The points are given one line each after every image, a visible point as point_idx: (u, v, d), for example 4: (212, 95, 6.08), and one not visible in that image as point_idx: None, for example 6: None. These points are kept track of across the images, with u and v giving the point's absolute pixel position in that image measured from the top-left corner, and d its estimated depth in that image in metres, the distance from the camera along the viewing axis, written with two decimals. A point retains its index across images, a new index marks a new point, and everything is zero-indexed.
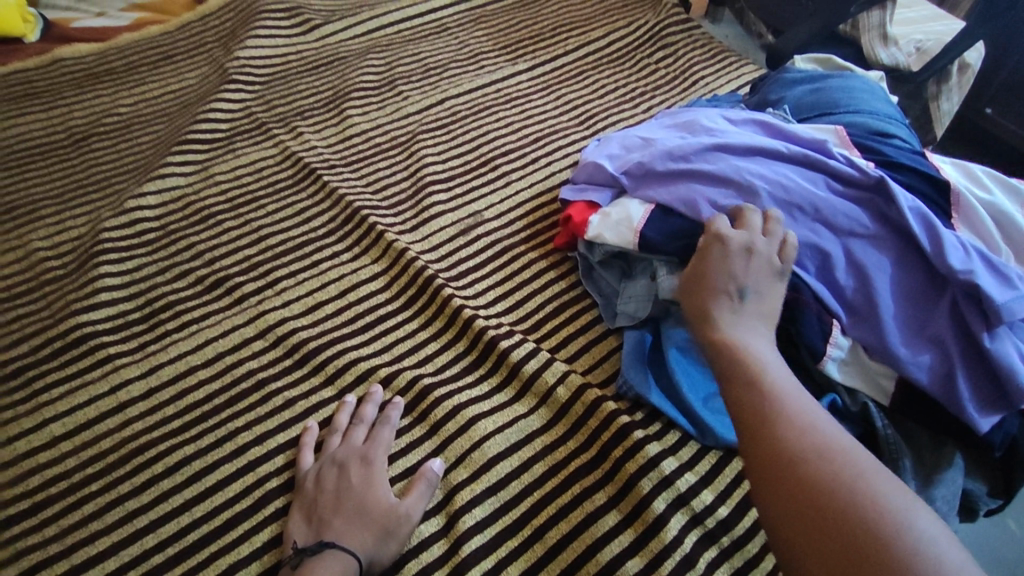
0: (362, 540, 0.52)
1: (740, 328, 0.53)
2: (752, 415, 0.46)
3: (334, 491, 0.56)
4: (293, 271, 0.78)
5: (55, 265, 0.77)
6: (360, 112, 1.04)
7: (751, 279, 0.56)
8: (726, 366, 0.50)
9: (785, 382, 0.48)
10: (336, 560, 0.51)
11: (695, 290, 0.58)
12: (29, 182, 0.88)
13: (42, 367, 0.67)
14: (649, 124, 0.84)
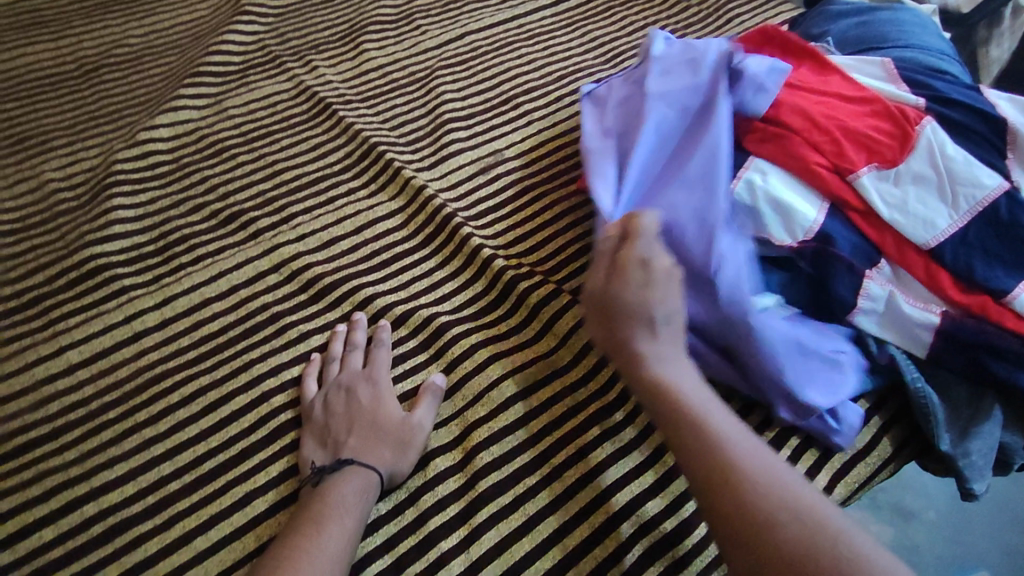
0: (380, 453, 0.54)
1: (669, 367, 0.49)
2: (704, 473, 0.44)
3: (344, 412, 0.56)
4: (308, 206, 0.76)
5: (68, 196, 0.76)
6: (376, 46, 0.99)
7: (673, 301, 0.51)
8: (667, 416, 0.47)
9: (715, 414, 0.46)
10: (359, 477, 0.52)
11: (612, 321, 0.51)
12: (40, 112, 0.86)
13: (59, 297, 0.66)
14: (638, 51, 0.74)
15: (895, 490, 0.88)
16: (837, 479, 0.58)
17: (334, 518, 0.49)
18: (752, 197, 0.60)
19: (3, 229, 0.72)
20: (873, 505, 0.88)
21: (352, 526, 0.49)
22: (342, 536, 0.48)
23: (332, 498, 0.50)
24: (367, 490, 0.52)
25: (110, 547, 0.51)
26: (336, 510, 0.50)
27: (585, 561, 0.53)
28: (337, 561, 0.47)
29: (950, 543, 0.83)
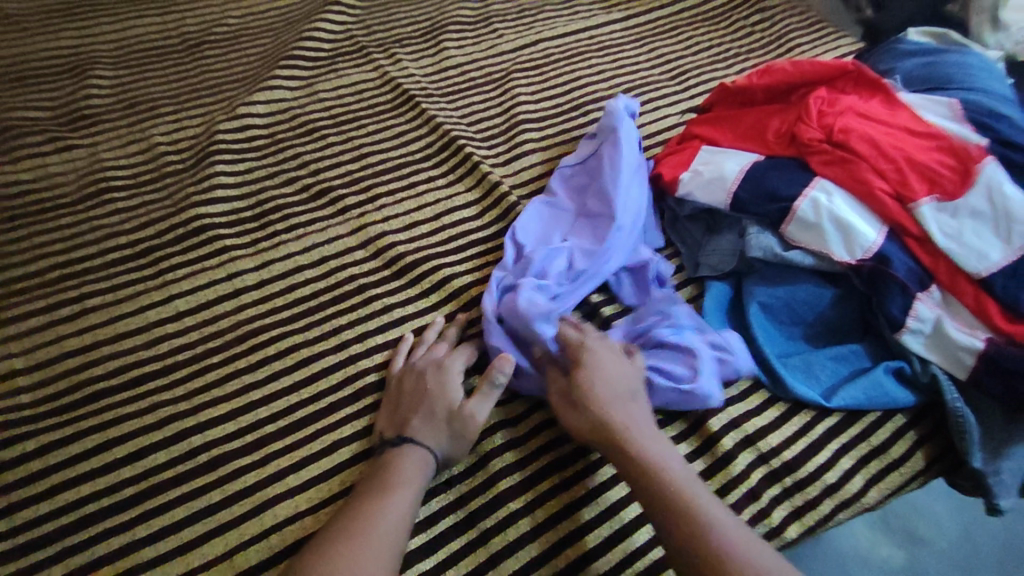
0: (431, 439, 0.56)
1: (646, 443, 0.53)
2: (696, 552, 0.46)
3: (410, 396, 0.60)
4: (391, 189, 0.81)
5: (175, 160, 0.82)
6: (455, 45, 1.05)
7: (628, 386, 0.57)
8: (649, 494, 0.50)
9: (680, 473, 0.51)
10: (414, 457, 0.55)
11: (580, 403, 0.56)
12: (148, 81, 0.93)
13: (167, 250, 0.73)
14: (626, 134, 0.78)
15: (909, 515, 0.90)
16: (873, 483, 0.61)
17: (395, 492, 0.52)
18: (818, 216, 0.65)
19: (118, 184, 0.79)
20: (885, 527, 0.89)
21: (409, 501, 0.52)
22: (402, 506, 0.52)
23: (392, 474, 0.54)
24: (421, 471, 0.55)
25: (214, 475, 0.57)
26: (393, 486, 0.53)
27: (637, 533, 0.57)
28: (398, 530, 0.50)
29: (958, 573, 0.85)
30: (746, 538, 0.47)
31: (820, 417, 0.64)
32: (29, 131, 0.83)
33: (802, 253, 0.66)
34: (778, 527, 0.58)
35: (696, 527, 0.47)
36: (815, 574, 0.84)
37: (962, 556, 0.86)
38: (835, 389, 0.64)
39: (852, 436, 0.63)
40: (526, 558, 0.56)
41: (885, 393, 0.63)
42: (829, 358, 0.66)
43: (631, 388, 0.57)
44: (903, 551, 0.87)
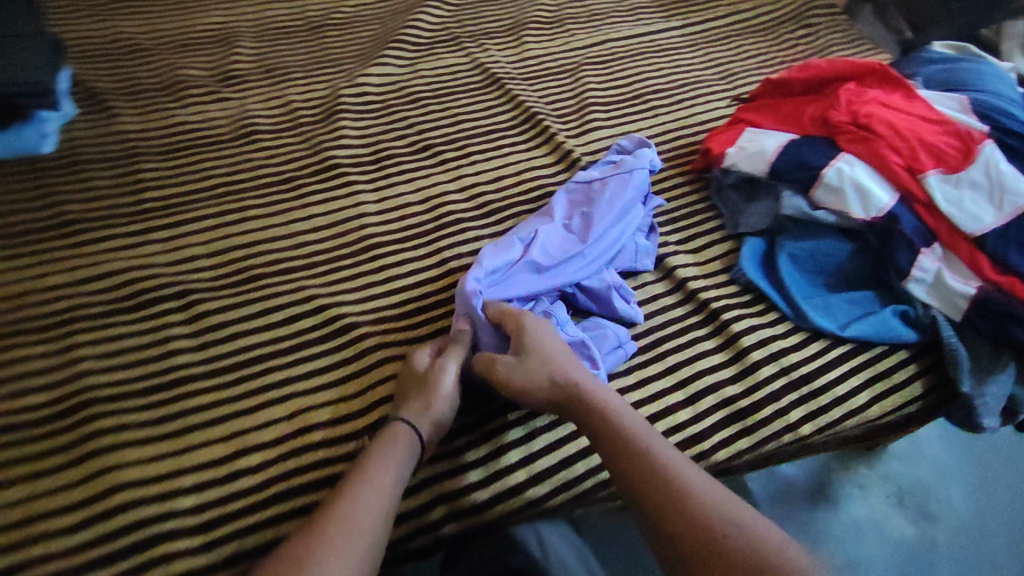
0: (420, 425, 0.60)
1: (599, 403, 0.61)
2: (660, 488, 0.55)
3: (412, 381, 0.64)
4: (483, 150, 0.98)
5: (306, 114, 0.99)
6: (535, 41, 1.22)
7: (569, 358, 0.64)
8: (612, 448, 0.58)
9: (635, 426, 0.60)
10: (400, 436, 0.59)
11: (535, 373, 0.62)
12: (281, 52, 1.10)
13: (304, 179, 0.89)
14: (642, 177, 0.85)
15: (920, 496, 1.08)
16: (876, 398, 0.74)
17: (372, 480, 0.54)
18: (840, 181, 0.79)
19: (263, 128, 0.95)
20: (901, 504, 1.06)
21: (391, 479, 0.55)
22: (384, 485, 0.54)
23: (371, 463, 0.56)
24: (404, 453, 0.57)
25: (345, 340, 0.71)
26: (378, 466, 0.56)
27: (679, 413, 0.70)
28: (381, 510, 0.52)
29: (962, 546, 1.02)
30: (694, 473, 0.56)
31: (835, 345, 0.77)
32: (191, 84, 1.01)
33: (827, 213, 0.80)
34: (795, 423, 0.71)
35: (657, 468, 0.56)
36: (843, 540, 1.02)
37: (966, 533, 1.04)
38: (849, 324, 0.78)
39: (861, 361, 0.76)
40: None
41: (890, 329, 0.76)
42: (845, 301, 0.79)
43: (567, 355, 0.64)
44: (916, 526, 1.04)
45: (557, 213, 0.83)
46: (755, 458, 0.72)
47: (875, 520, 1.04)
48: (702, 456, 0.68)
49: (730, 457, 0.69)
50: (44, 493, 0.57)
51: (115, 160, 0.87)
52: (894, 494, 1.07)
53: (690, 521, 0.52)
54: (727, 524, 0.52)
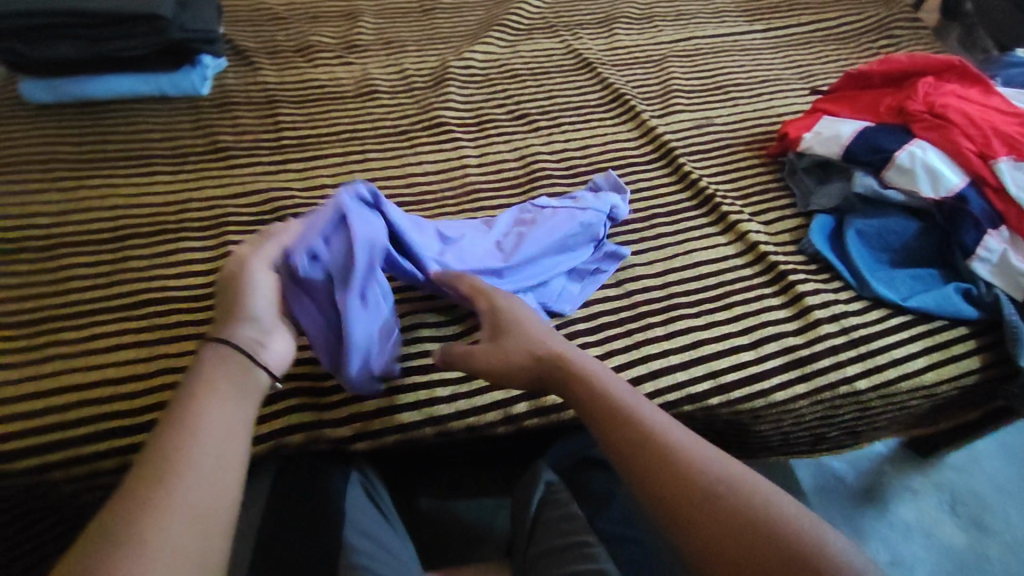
0: (240, 336, 0.53)
1: (585, 371, 0.61)
2: (648, 449, 0.54)
3: (230, 289, 0.56)
4: (573, 122, 1.07)
5: (418, 81, 1.11)
6: (625, 33, 1.30)
7: (551, 335, 0.65)
8: (598, 411, 0.58)
9: (623, 392, 0.59)
10: (219, 359, 0.51)
11: (518, 347, 0.63)
12: (397, 28, 1.23)
13: (415, 134, 1.00)
14: (593, 218, 0.83)
15: (977, 508, 1.10)
16: (934, 365, 0.79)
17: (216, 420, 0.47)
18: (912, 163, 0.84)
19: (381, 89, 1.08)
20: (955, 514, 1.09)
21: (234, 417, 0.48)
22: (226, 418, 0.47)
23: (207, 402, 0.48)
24: (243, 378, 0.51)
25: None
26: (220, 403, 0.48)
27: (742, 355, 0.77)
28: (229, 454, 0.45)
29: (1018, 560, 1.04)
30: (686, 438, 0.55)
31: (895, 314, 0.82)
32: (321, 48, 1.14)
33: (896, 192, 0.86)
34: (851, 377, 0.77)
35: (643, 431, 0.55)
36: (893, 541, 1.06)
37: None
38: (911, 297, 0.82)
39: (921, 331, 0.81)
40: (663, 348, 0.76)
41: (952, 304, 0.80)
42: (908, 276, 0.84)
43: (549, 334, 0.65)
44: (969, 537, 1.07)
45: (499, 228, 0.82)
46: (812, 406, 0.77)
47: (927, 527, 1.08)
48: (761, 395, 0.74)
49: (788, 400, 0.75)
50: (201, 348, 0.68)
51: (258, 105, 1.01)
52: (949, 503, 1.10)
53: (681, 479, 0.51)
54: (719, 483, 0.51)
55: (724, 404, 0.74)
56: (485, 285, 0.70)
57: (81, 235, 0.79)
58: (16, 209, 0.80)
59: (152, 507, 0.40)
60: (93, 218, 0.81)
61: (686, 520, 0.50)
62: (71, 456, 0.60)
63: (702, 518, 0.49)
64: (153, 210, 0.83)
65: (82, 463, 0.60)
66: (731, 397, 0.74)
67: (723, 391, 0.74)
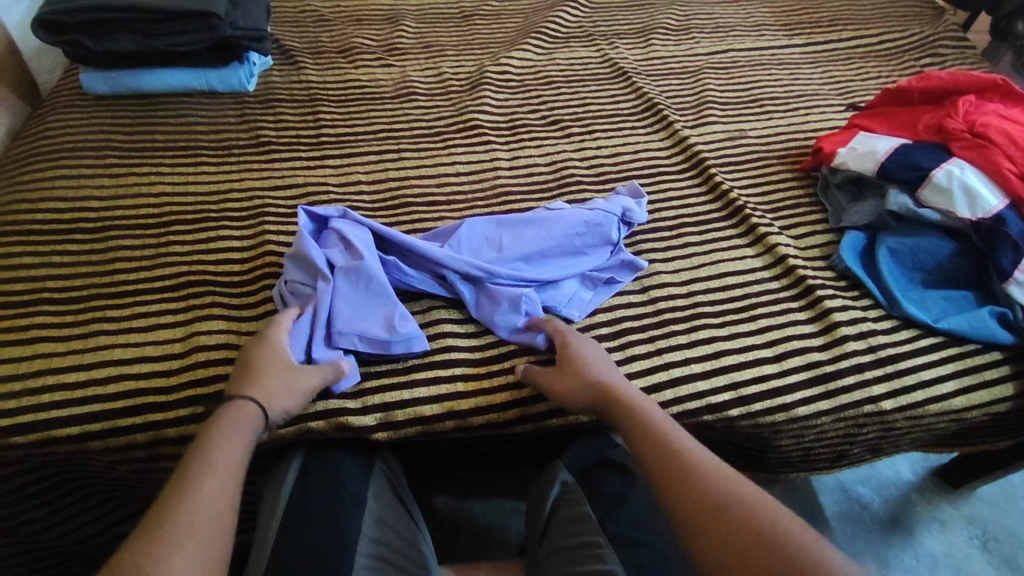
0: (273, 405, 0.59)
1: (632, 399, 0.64)
2: (677, 472, 0.56)
3: (272, 359, 0.62)
4: (605, 130, 1.08)
5: (455, 84, 1.13)
6: (661, 43, 1.31)
7: (609, 368, 0.68)
8: (637, 436, 0.60)
9: (662, 421, 0.61)
10: (248, 413, 0.57)
11: (574, 374, 0.66)
12: (437, 32, 1.26)
13: (449, 136, 1.02)
14: (602, 218, 0.84)
15: (1009, 545, 1.06)
16: (963, 390, 0.77)
17: (222, 451, 0.53)
18: (949, 183, 0.83)
19: (419, 91, 1.10)
20: (985, 549, 1.05)
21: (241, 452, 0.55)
22: (232, 466, 0.53)
23: (216, 436, 0.55)
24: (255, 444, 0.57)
25: None
26: (227, 435, 0.55)
27: (764, 367, 0.76)
28: (233, 480, 0.52)
29: None
30: (714, 465, 0.56)
31: (925, 336, 0.81)
32: (363, 50, 1.17)
33: (932, 211, 0.84)
34: (876, 396, 0.75)
35: (675, 456, 0.57)
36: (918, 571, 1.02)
37: None
38: (943, 318, 0.81)
39: (951, 354, 0.79)
40: (686, 356, 0.76)
41: (985, 327, 0.79)
42: (942, 298, 0.82)
43: (609, 368, 0.68)
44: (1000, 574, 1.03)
45: (509, 226, 0.83)
46: (835, 423, 0.76)
47: (955, 559, 1.04)
48: (783, 409, 0.74)
49: (811, 415, 0.74)
50: (235, 331, 0.71)
51: (300, 103, 1.04)
52: (979, 537, 1.07)
53: (704, 502, 0.53)
54: (737, 507, 0.51)
55: (744, 416, 0.73)
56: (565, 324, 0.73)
57: (128, 219, 0.83)
58: (71, 193, 0.85)
59: (163, 526, 0.46)
60: (141, 204, 0.85)
61: (709, 535, 0.51)
62: (109, 427, 0.63)
63: (725, 534, 0.50)
64: (197, 199, 0.86)
65: (118, 435, 0.63)
66: (752, 409, 0.73)
67: (744, 402, 0.74)
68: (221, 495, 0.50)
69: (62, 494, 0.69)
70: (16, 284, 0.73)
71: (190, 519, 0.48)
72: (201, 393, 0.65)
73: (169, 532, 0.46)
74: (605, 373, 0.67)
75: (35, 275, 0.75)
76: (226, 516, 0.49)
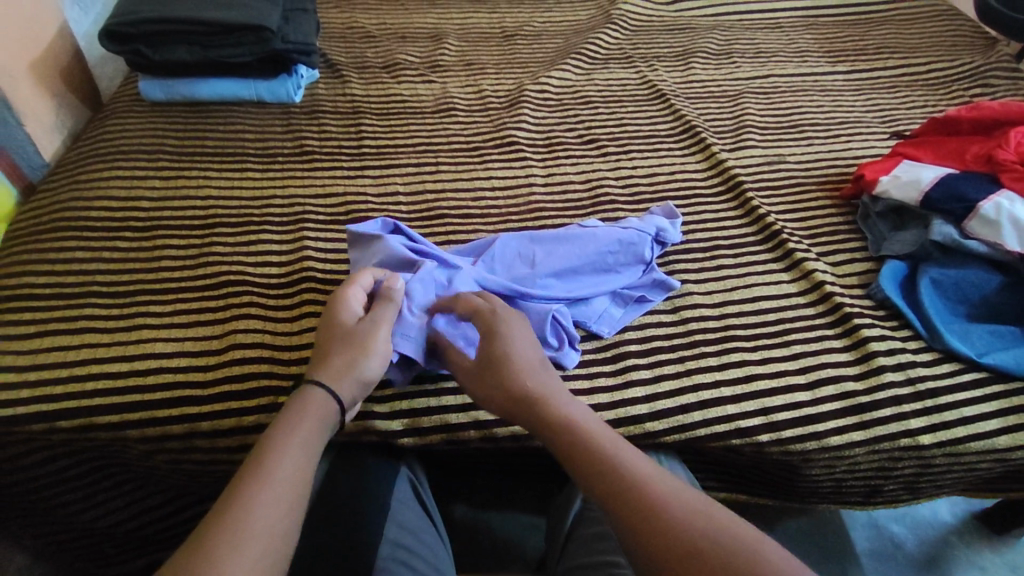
0: (342, 389, 0.59)
1: (570, 414, 0.59)
2: (629, 500, 0.51)
3: (342, 342, 0.61)
4: (642, 150, 1.08)
5: (494, 101, 1.15)
6: (702, 67, 1.31)
7: (540, 371, 0.62)
8: (577, 455, 0.55)
9: (605, 438, 0.56)
10: (318, 400, 0.57)
11: (505, 382, 0.61)
12: (478, 51, 1.29)
13: (486, 151, 1.04)
14: (635, 237, 0.84)
15: None
16: (1008, 429, 0.74)
17: (284, 454, 0.52)
18: (998, 215, 0.80)
19: (459, 107, 1.13)
20: None
21: (298, 455, 0.52)
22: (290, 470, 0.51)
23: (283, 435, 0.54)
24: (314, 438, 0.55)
25: None
26: (288, 438, 0.53)
27: (796, 394, 0.75)
28: (292, 485, 0.50)
29: None
30: (671, 488, 0.52)
31: (968, 371, 0.78)
32: (406, 66, 1.20)
33: (978, 243, 0.82)
34: (914, 431, 0.73)
35: (624, 479, 0.53)
36: None
37: None
38: (988, 354, 0.78)
39: (995, 391, 0.76)
40: (715, 378, 0.75)
41: None
42: (987, 332, 0.80)
43: (537, 368, 0.62)
44: None
45: (542, 240, 0.84)
46: (869, 455, 0.73)
47: None
48: (815, 437, 0.72)
49: (843, 446, 0.72)
50: (269, 331, 0.72)
51: (344, 114, 1.08)
52: None
53: (668, 536, 0.48)
54: (711, 541, 0.47)
55: (774, 443, 0.72)
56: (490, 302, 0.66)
57: (176, 219, 0.86)
58: (123, 192, 0.89)
59: (216, 535, 0.45)
60: (188, 206, 0.88)
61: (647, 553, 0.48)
62: (146, 418, 0.65)
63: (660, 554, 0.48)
64: (240, 203, 0.90)
65: (154, 426, 0.65)
66: (782, 436, 0.72)
67: (774, 429, 0.72)
68: (278, 507, 0.48)
69: (98, 479, 0.72)
70: (69, 276, 0.77)
71: (242, 519, 0.47)
72: (234, 389, 0.67)
73: (219, 543, 0.45)
74: (537, 379, 0.61)
75: (85, 269, 0.78)
76: (283, 529, 0.48)
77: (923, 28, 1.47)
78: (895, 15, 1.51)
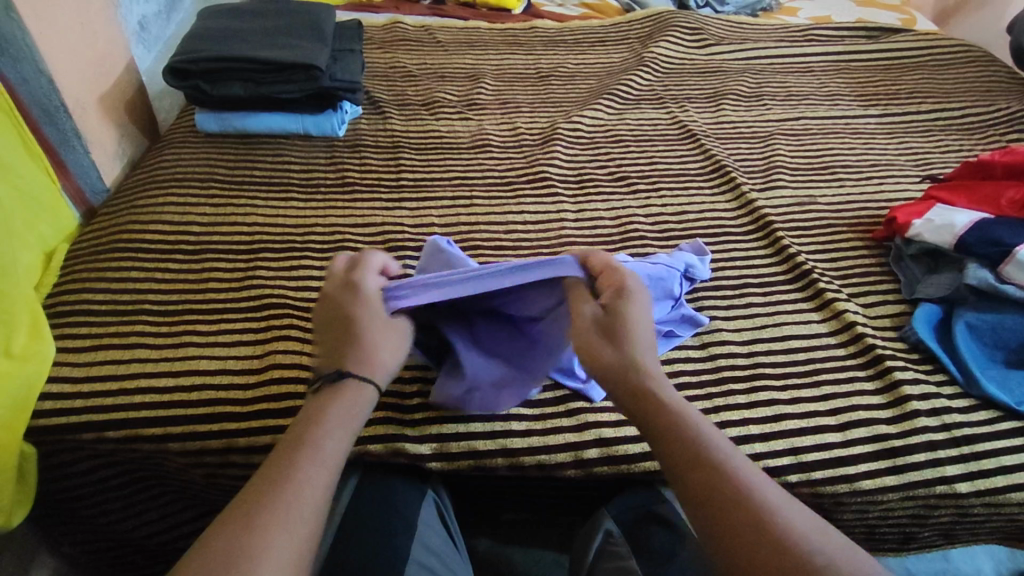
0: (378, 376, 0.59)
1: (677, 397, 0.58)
2: (727, 495, 0.51)
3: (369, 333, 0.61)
4: (672, 188, 1.10)
5: (528, 139, 1.19)
6: (732, 109, 1.33)
7: (648, 350, 0.61)
8: (680, 440, 0.55)
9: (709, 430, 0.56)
10: (358, 388, 0.57)
11: (617, 350, 0.60)
12: (514, 91, 1.34)
13: (520, 186, 1.07)
14: (665, 273, 0.84)
15: None
16: None
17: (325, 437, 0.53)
18: None
19: (494, 143, 1.17)
20: None
21: (338, 440, 0.54)
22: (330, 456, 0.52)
23: (324, 417, 0.55)
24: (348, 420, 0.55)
25: None
26: (330, 419, 0.55)
27: (827, 435, 0.74)
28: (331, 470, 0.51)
29: None
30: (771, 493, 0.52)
31: (1007, 419, 0.76)
32: (445, 104, 1.26)
33: (1016, 288, 0.81)
34: (950, 477, 0.71)
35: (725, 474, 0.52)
36: None
37: None
38: None
39: None
40: (743, 416, 0.75)
41: None
42: None
43: (648, 342, 0.62)
44: None
45: None
46: (903, 501, 0.72)
47: None
48: (847, 480, 0.71)
49: (875, 490, 0.71)
50: (307, 352, 0.75)
51: (384, 148, 1.12)
52: None
53: (757, 539, 0.48)
54: (810, 549, 0.47)
55: (803, 484, 0.71)
56: (616, 270, 0.67)
57: (225, 243, 0.91)
58: (176, 218, 0.94)
59: (267, 515, 0.46)
60: (235, 232, 0.93)
61: (738, 558, 0.48)
62: (188, 432, 0.68)
63: (756, 558, 0.47)
64: (284, 230, 0.94)
65: (196, 440, 0.67)
66: (812, 477, 0.71)
67: (803, 469, 0.71)
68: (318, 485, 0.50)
69: (138, 489, 0.74)
70: (123, 293, 0.81)
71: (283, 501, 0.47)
72: (272, 408, 0.69)
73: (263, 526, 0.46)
74: (645, 357, 0.60)
75: (140, 287, 0.83)
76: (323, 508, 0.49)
77: (957, 74, 1.47)
78: (928, 61, 1.52)
